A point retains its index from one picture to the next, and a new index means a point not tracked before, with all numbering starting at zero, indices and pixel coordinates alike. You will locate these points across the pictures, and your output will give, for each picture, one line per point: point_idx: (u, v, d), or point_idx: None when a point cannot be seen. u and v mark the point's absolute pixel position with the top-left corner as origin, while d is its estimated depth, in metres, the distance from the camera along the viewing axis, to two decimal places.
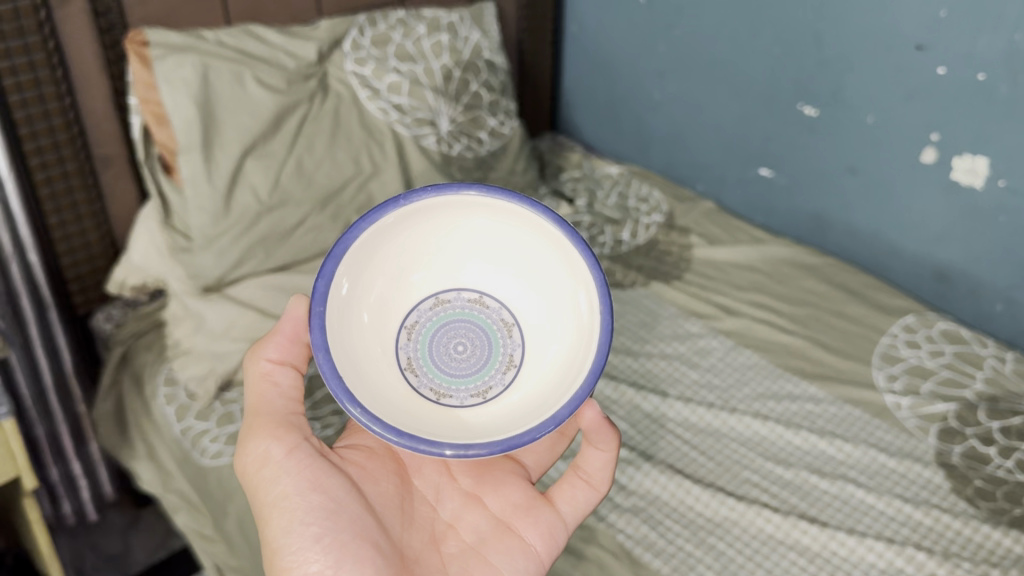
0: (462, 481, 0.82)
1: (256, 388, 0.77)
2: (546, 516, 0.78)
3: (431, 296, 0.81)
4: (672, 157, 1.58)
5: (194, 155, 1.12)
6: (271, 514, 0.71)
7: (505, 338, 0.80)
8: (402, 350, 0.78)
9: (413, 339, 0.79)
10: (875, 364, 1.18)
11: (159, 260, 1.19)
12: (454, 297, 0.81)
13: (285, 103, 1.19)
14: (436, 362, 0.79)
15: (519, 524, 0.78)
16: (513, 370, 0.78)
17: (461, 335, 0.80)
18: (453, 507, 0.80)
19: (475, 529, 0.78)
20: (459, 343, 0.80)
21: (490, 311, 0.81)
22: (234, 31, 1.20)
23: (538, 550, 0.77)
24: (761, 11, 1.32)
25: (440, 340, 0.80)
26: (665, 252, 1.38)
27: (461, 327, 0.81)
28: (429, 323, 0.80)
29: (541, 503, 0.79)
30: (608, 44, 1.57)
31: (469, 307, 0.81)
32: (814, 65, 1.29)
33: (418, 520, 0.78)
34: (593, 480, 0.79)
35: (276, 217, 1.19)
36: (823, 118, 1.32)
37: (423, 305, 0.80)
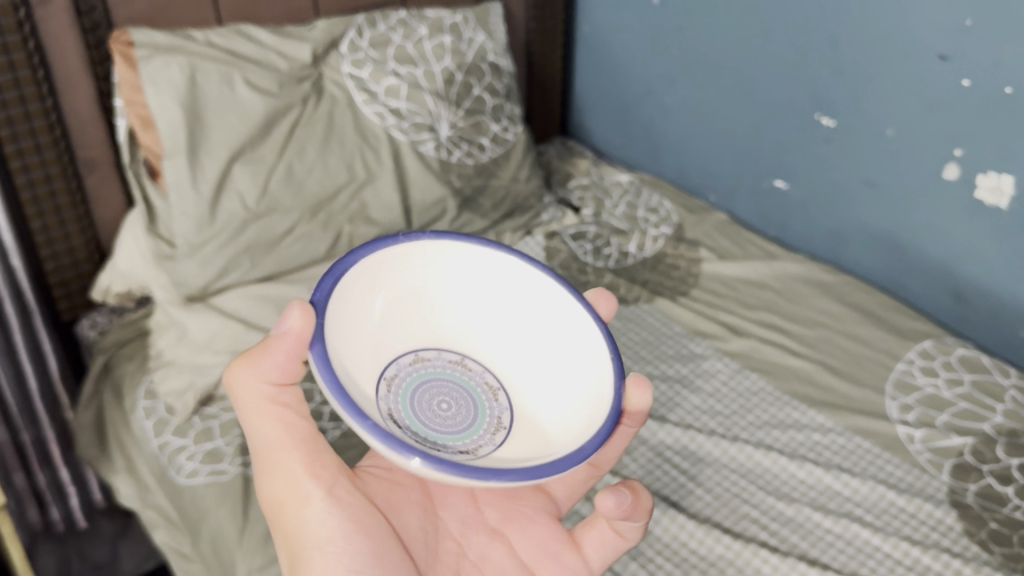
0: (488, 515, 0.77)
1: (255, 410, 0.66)
2: (569, 561, 0.73)
3: (411, 351, 0.72)
4: (683, 165, 1.50)
5: (179, 159, 1.09)
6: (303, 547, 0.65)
7: (465, 372, 0.74)
8: (383, 400, 0.66)
9: (395, 390, 0.68)
10: (888, 393, 1.11)
11: (144, 267, 1.16)
12: (397, 368, 0.70)
13: (275, 106, 1.15)
14: (420, 418, 0.68)
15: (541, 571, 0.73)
16: (503, 431, 0.69)
17: (439, 395, 0.71)
18: (478, 543, 0.75)
19: (499, 568, 0.73)
20: (442, 400, 0.70)
21: (434, 362, 0.73)
22: (225, 31, 1.16)
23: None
24: (775, 13, 1.24)
25: (419, 398, 0.69)
26: (673, 266, 1.32)
27: (443, 384, 0.72)
28: (409, 377, 0.71)
29: (564, 545, 0.73)
30: (620, 44, 1.49)
31: (413, 370, 0.71)
32: (830, 72, 1.22)
33: (442, 555, 0.73)
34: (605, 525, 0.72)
35: (263, 225, 1.15)
36: (840, 129, 1.24)
37: (403, 358, 0.71)
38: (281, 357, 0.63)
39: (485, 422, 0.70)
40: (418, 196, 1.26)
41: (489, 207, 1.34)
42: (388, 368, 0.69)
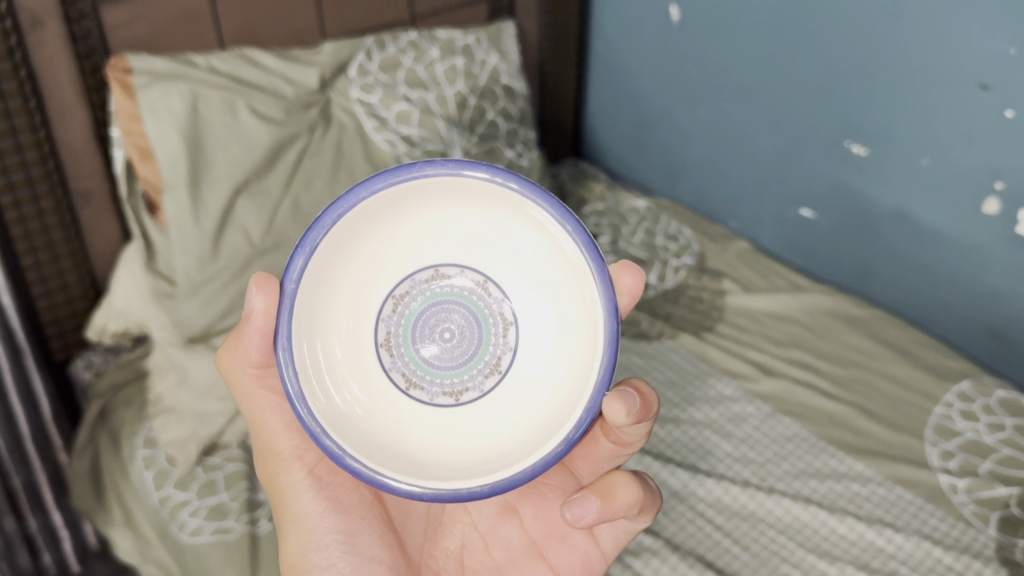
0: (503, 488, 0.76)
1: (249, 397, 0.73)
2: (579, 544, 0.73)
3: (431, 266, 0.69)
4: (702, 190, 1.44)
5: (180, 193, 1.03)
6: (291, 521, 0.72)
7: (484, 296, 0.70)
8: (383, 322, 0.68)
9: (399, 311, 0.69)
10: (928, 439, 1.06)
11: (142, 305, 1.09)
12: (411, 285, 0.69)
13: (280, 135, 1.09)
14: (418, 346, 0.68)
15: (550, 551, 0.73)
16: (495, 376, 0.68)
17: (445, 318, 0.69)
18: (488, 518, 0.75)
19: (506, 546, 0.74)
20: (446, 329, 0.69)
21: (454, 280, 0.69)
22: (227, 55, 1.10)
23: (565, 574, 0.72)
24: (804, 37, 1.18)
25: (424, 323, 0.69)
26: (696, 298, 1.26)
27: (454, 310, 0.69)
28: (423, 295, 0.69)
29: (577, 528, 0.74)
30: (635, 64, 1.44)
31: (430, 287, 0.69)
32: (862, 100, 1.16)
33: (448, 526, 0.76)
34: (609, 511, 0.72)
35: (271, 261, 1.09)
36: (872, 159, 1.18)
37: (419, 273, 0.69)
38: (254, 338, 0.69)
39: (484, 360, 0.69)
40: None
41: None
42: (399, 286, 0.69)
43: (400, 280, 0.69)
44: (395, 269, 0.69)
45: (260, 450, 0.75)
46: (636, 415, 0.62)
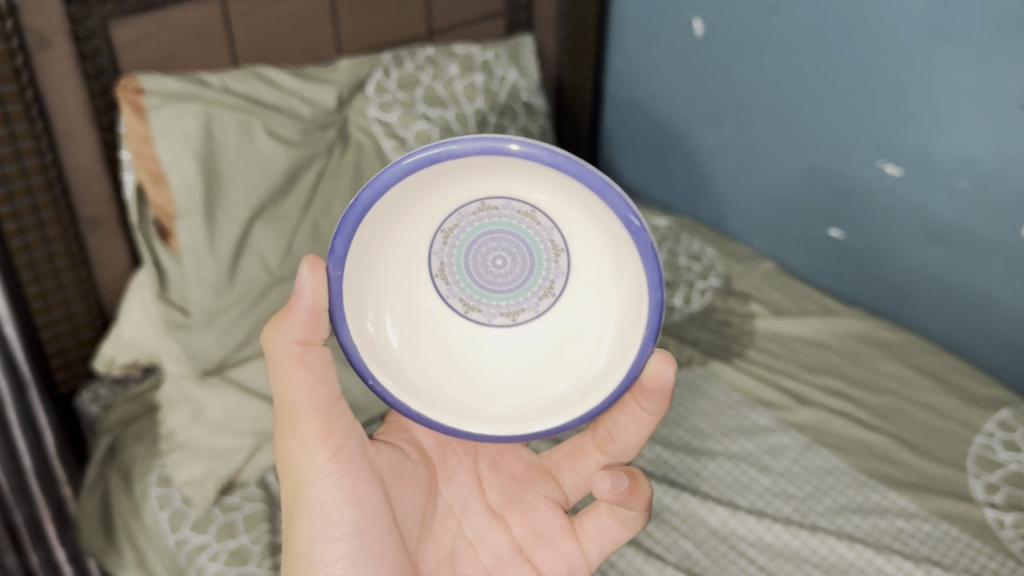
0: (490, 498, 0.80)
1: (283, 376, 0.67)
2: (567, 550, 0.78)
3: (475, 200, 0.71)
4: (725, 208, 1.41)
5: (195, 219, 0.98)
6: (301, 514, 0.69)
7: (531, 225, 0.72)
8: (435, 254, 0.73)
9: (450, 243, 0.72)
10: (970, 471, 1.02)
11: (154, 337, 1.04)
12: (458, 219, 0.72)
13: (296, 158, 1.05)
14: (471, 272, 0.73)
15: (539, 556, 0.77)
16: (551, 297, 0.74)
17: (498, 247, 0.73)
18: (478, 524, 0.78)
19: (494, 552, 0.77)
20: (497, 256, 0.73)
21: (502, 210, 0.71)
22: (242, 73, 1.06)
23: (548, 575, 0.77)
24: (837, 55, 1.15)
25: (477, 250, 0.73)
26: (723, 321, 1.23)
27: (503, 236, 0.72)
28: (471, 227, 0.72)
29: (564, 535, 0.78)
30: (655, 80, 1.40)
31: (478, 219, 0.72)
32: (896, 119, 1.13)
33: (437, 532, 0.77)
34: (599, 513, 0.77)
35: (288, 289, 1.05)
36: (907, 179, 1.15)
37: (465, 208, 0.71)
38: (300, 314, 0.64)
39: (536, 284, 0.74)
40: None
41: None
42: (447, 220, 0.72)
43: (448, 216, 0.72)
44: (443, 205, 0.71)
45: (280, 430, 0.70)
46: (624, 493, 0.69)
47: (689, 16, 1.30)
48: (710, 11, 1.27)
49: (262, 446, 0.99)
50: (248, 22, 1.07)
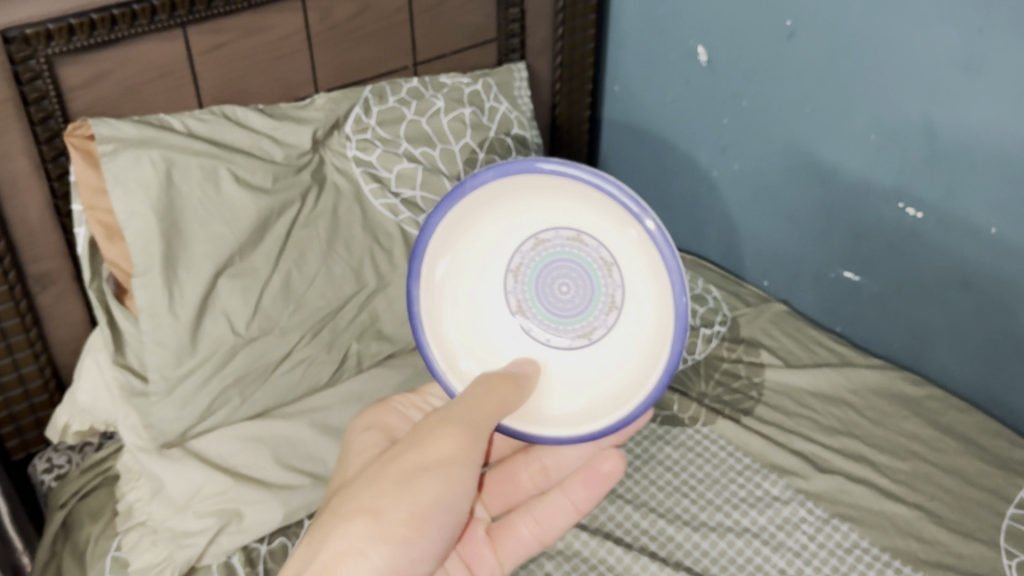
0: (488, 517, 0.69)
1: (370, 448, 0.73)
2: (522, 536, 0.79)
3: (531, 237, 0.79)
4: (730, 246, 1.32)
5: (154, 277, 0.91)
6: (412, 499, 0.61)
7: (606, 277, 0.78)
8: (513, 291, 0.80)
9: (520, 280, 0.79)
10: (1004, 548, 0.93)
11: (111, 403, 0.96)
12: (520, 257, 0.79)
13: (266, 206, 0.96)
14: (542, 299, 0.79)
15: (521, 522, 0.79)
16: (615, 311, 0.78)
17: (563, 275, 0.79)
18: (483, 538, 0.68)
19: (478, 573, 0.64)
20: (562, 284, 0.79)
21: (552, 242, 0.78)
22: (207, 114, 0.97)
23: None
24: (855, 88, 1.06)
25: (543, 294, 0.79)
26: (730, 374, 1.12)
27: (562, 265, 0.79)
28: (524, 296, 0.79)
29: (483, 542, 0.78)
30: (654, 109, 1.31)
31: (537, 254, 0.79)
32: (921, 159, 1.04)
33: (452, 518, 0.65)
34: (540, 535, 0.79)
35: (256, 351, 0.95)
36: (930, 223, 1.06)
37: (523, 247, 0.79)
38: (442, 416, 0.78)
39: (583, 324, 0.78)
40: None
41: None
42: (514, 260, 0.79)
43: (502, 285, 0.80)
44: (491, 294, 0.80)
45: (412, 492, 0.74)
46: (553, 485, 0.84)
47: (693, 42, 1.21)
48: (716, 37, 1.18)
49: (226, 527, 0.90)
50: (214, 58, 0.97)
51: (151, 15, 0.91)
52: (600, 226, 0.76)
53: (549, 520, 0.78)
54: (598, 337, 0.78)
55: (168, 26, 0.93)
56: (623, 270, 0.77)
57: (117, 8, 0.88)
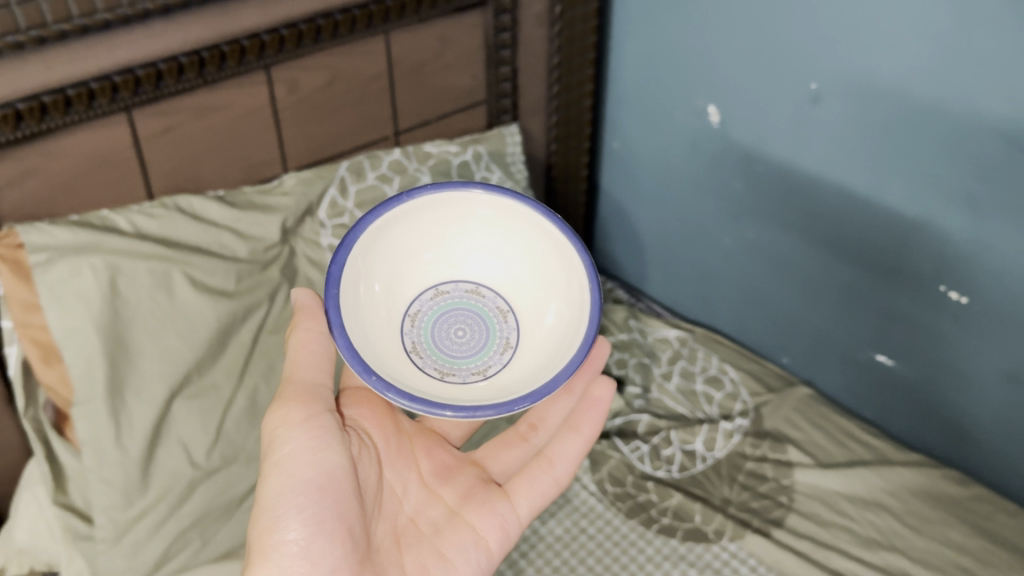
0: (427, 475, 0.74)
1: (295, 358, 0.66)
2: (500, 509, 0.73)
3: (473, 282, 0.78)
4: (745, 319, 1.21)
5: (97, 407, 0.78)
6: (262, 508, 0.61)
7: (501, 324, 0.77)
8: (418, 304, 0.77)
9: (436, 301, 0.78)
10: None
11: (51, 547, 0.83)
12: (453, 287, 0.78)
13: (227, 313, 0.84)
14: (437, 344, 0.76)
15: (473, 516, 0.72)
16: (509, 351, 0.75)
17: (463, 322, 0.77)
18: (417, 501, 0.73)
19: (431, 520, 0.72)
20: (459, 328, 0.77)
21: (485, 300, 0.78)
22: (157, 206, 0.85)
23: (490, 545, 0.71)
24: (887, 160, 0.95)
25: (441, 326, 0.77)
26: (756, 475, 1.01)
27: (463, 314, 0.78)
28: (430, 311, 0.77)
29: (496, 495, 0.74)
30: (658, 170, 1.20)
31: (467, 298, 0.78)
32: (964, 240, 0.93)
33: (334, 489, 0.63)
34: (557, 474, 0.76)
35: (219, 483, 0.83)
36: (975, 310, 0.95)
37: (462, 282, 0.79)
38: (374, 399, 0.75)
39: (473, 364, 0.75)
40: None
41: None
42: (445, 283, 0.78)
43: (416, 291, 0.77)
44: (404, 294, 0.76)
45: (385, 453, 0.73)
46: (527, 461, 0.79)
47: (703, 101, 1.10)
48: (728, 98, 1.07)
49: None
50: (165, 143, 0.85)
51: (89, 100, 0.78)
52: (541, 271, 0.75)
53: (559, 461, 0.76)
54: (493, 372, 0.73)
55: (111, 110, 0.80)
56: (519, 318, 0.77)
57: (49, 95, 0.76)
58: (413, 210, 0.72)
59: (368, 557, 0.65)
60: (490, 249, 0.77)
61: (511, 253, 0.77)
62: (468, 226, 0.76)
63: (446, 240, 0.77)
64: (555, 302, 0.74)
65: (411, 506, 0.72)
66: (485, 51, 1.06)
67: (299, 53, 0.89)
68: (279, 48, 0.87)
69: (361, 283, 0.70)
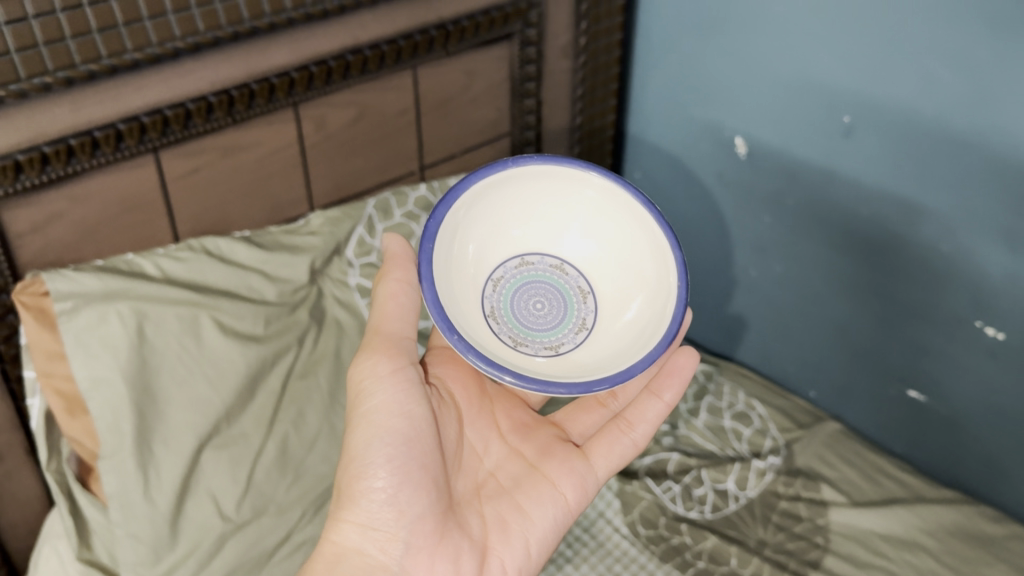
0: (509, 436, 0.75)
1: (383, 309, 0.67)
2: (580, 467, 0.73)
3: (560, 258, 0.77)
4: (771, 351, 1.20)
5: (124, 459, 0.75)
6: (351, 457, 0.64)
7: (581, 304, 0.76)
8: (502, 270, 0.75)
9: (519, 271, 0.76)
10: None
11: None
12: (538, 260, 0.77)
13: (256, 359, 0.81)
14: (515, 314, 0.74)
15: (552, 471, 0.72)
16: (584, 332, 0.74)
17: (540, 297, 0.76)
18: (498, 458, 0.73)
19: (512, 474, 0.72)
20: (537, 301, 0.75)
21: (568, 278, 0.76)
22: (183, 249, 0.82)
23: (569, 500, 0.71)
24: (924, 194, 0.93)
25: (521, 298, 0.75)
26: (790, 515, 0.99)
27: (542, 289, 0.76)
28: (514, 279, 0.76)
29: (575, 454, 0.74)
30: (683, 201, 1.20)
31: (550, 273, 0.76)
32: (1004, 276, 0.91)
33: (421, 441, 0.66)
34: (636, 438, 0.76)
35: (249, 535, 0.79)
36: (1014, 345, 0.94)
37: (549, 257, 0.77)
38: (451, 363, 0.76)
39: (548, 338, 0.73)
40: None
41: None
42: (531, 254, 0.77)
43: (505, 257, 0.76)
44: (490, 256, 0.75)
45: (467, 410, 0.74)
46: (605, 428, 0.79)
47: (730, 132, 1.09)
48: (756, 130, 1.06)
49: None
50: (192, 183, 0.83)
51: (117, 142, 0.75)
52: (631, 265, 0.74)
53: (638, 422, 0.76)
54: (564, 350, 0.72)
55: (139, 151, 0.77)
56: (599, 300, 0.75)
57: (75, 137, 0.73)
58: (519, 173, 0.71)
59: (451, 509, 0.67)
60: (588, 228, 0.76)
61: (607, 235, 0.75)
62: (570, 203, 0.75)
63: (544, 210, 0.76)
64: (642, 294, 0.72)
65: (492, 462, 0.73)
66: (510, 84, 1.04)
67: (327, 89, 0.87)
68: (308, 84, 0.85)
69: (453, 238, 0.69)
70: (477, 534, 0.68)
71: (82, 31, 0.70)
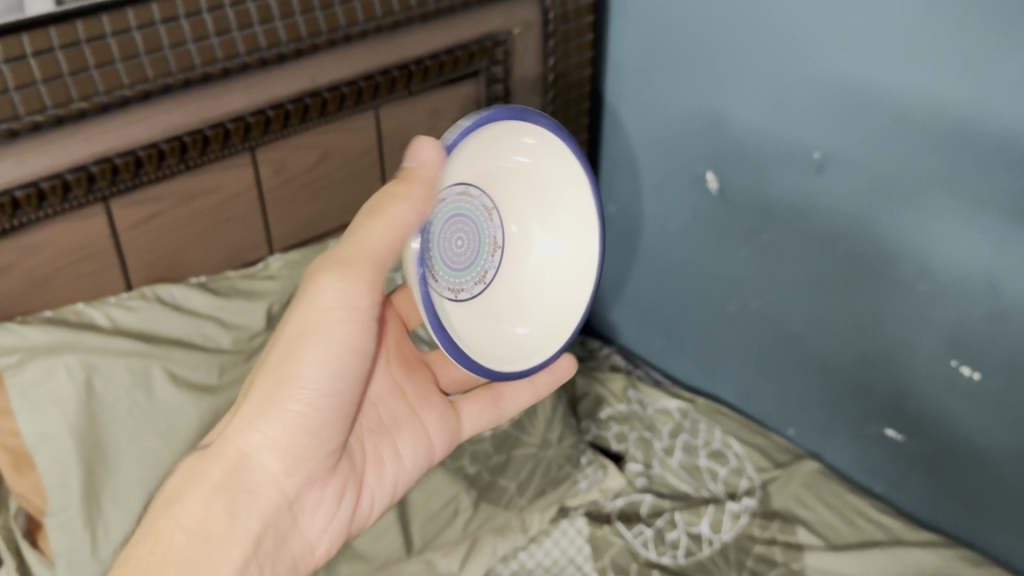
0: (393, 368, 0.77)
1: (360, 241, 0.60)
2: (450, 424, 0.79)
3: (495, 203, 0.73)
4: (750, 388, 1.18)
5: (71, 516, 0.73)
6: (278, 379, 0.63)
7: (489, 257, 0.73)
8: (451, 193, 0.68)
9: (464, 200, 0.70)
10: None
11: None
12: (476, 195, 0.71)
13: (209, 410, 0.79)
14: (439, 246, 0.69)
15: (426, 417, 0.77)
16: (481, 286, 0.73)
17: (460, 231, 0.70)
18: (381, 385, 0.76)
19: (391, 411, 0.75)
20: (457, 237, 0.70)
21: (492, 225, 0.73)
22: (135, 297, 0.81)
23: (435, 453, 0.78)
24: (898, 231, 0.92)
25: (447, 231, 0.69)
26: (765, 559, 0.97)
27: (465, 224, 0.70)
28: (451, 205, 0.69)
29: (449, 411, 0.79)
30: (659, 235, 1.18)
31: (482, 214, 0.72)
32: (981, 316, 0.89)
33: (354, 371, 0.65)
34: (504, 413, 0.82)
35: None
36: (992, 387, 0.91)
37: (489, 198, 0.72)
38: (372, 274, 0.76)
39: (455, 280, 0.70)
40: (420, 500, 0.89)
41: (513, 490, 0.96)
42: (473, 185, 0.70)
43: (458, 181, 0.68)
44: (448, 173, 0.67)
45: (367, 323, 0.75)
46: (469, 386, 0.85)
47: (701, 168, 1.08)
48: (728, 165, 1.05)
49: None
50: (146, 232, 0.81)
51: (64, 194, 0.74)
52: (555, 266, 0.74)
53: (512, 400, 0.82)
54: (463, 298, 0.70)
55: (87, 202, 0.76)
56: (506, 257, 0.74)
57: (21, 189, 0.71)
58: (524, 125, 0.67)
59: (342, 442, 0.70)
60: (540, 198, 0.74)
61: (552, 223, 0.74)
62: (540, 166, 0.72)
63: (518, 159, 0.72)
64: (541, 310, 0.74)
65: (375, 386, 0.75)
66: None
67: (285, 133, 0.86)
68: (265, 129, 0.84)
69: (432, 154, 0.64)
70: (357, 463, 0.72)
71: (27, 83, 0.68)
